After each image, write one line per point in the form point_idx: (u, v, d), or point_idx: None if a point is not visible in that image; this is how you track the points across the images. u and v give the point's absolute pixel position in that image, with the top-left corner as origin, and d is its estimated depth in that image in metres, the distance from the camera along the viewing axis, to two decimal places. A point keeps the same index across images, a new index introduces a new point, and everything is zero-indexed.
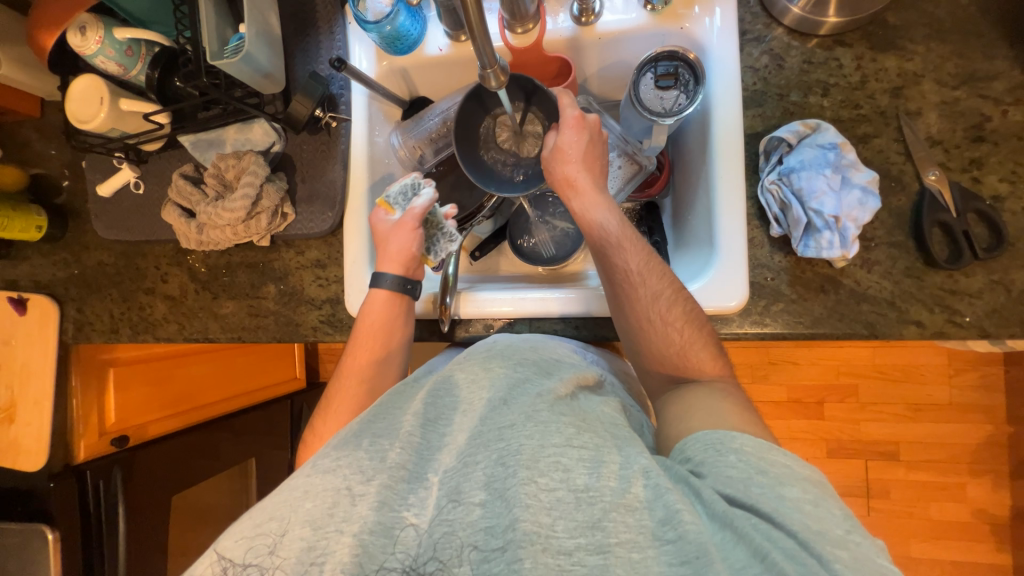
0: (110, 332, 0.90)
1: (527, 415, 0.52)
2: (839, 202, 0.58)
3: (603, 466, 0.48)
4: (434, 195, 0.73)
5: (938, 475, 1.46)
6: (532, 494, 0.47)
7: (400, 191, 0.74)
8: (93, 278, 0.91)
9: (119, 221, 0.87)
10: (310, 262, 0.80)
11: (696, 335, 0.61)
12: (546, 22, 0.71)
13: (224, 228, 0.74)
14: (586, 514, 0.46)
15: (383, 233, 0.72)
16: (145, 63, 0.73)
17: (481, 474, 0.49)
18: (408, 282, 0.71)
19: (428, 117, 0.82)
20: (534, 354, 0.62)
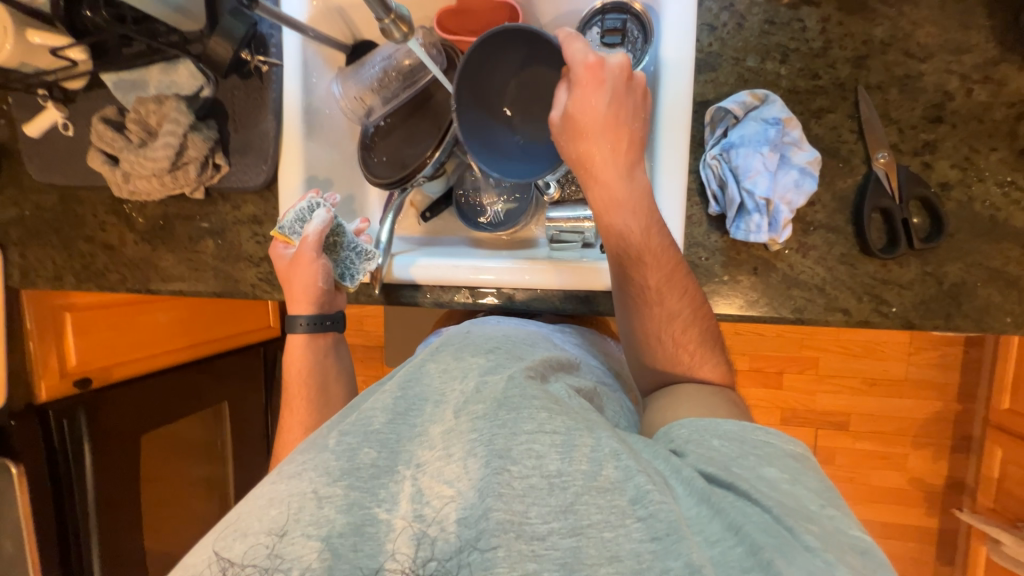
0: (55, 279, 0.89)
1: (499, 401, 0.47)
2: (772, 184, 0.56)
3: (578, 448, 0.44)
4: (329, 215, 0.71)
5: (883, 446, 1.53)
6: (514, 483, 0.42)
7: (293, 218, 0.72)
8: (32, 222, 0.89)
9: (50, 164, 0.83)
10: (247, 218, 0.78)
11: (706, 353, 0.60)
12: None
13: (150, 178, 0.71)
14: (570, 502, 0.42)
15: (287, 269, 0.74)
16: None
17: (453, 468, 0.44)
18: (324, 318, 0.76)
19: (369, 65, 0.74)
20: (510, 345, 0.59)
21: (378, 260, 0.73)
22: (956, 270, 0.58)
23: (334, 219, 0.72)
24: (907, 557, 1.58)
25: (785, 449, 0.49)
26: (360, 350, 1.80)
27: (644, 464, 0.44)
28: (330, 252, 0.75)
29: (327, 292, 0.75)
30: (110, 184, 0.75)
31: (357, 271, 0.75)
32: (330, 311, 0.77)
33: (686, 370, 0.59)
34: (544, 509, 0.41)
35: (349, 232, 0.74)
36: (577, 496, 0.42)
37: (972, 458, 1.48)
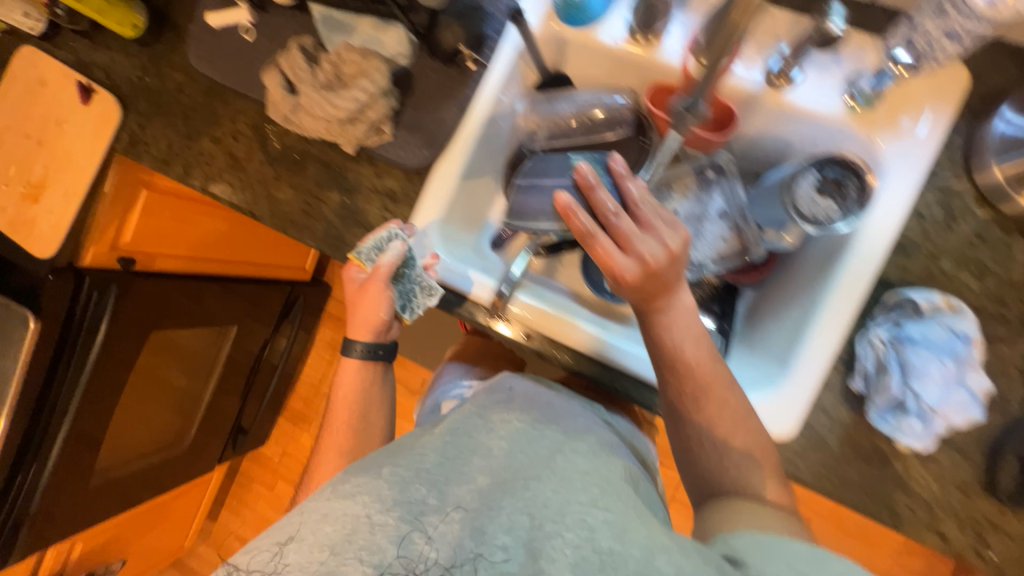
0: (162, 163, 0.85)
1: (552, 469, 0.54)
2: (942, 397, 0.57)
3: (623, 526, 0.47)
4: (402, 247, 0.70)
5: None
6: (556, 549, 0.46)
7: (372, 245, 0.71)
8: (166, 99, 0.86)
9: (214, 56, 0.82)
10: (383, 190, 0.76)
11: (753, 467, 0.57)
12: (735, 66, 0.65)
13: (319, 120, 0.69)
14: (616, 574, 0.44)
15: (357, 293, 0.75)
16: None
17: (507, 517, 0.49)
18: (379, 349, 0.78)
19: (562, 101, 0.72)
20: (570, 423, 0.65)
21: (439, 297, 0.72)
22: None
23: (407, 252, 0.71)
24: None
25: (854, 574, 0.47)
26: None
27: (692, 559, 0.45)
28: (398, 283, 0.73)
29: (384, 324, 0.76)
30: (272, 107, 0.73)
31: (416, 305, 0.74)
32: (384, 341, 0.78)
33: (732, 485, 0.57)
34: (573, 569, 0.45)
35: (418, 265, 0.72)
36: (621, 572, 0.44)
37: None
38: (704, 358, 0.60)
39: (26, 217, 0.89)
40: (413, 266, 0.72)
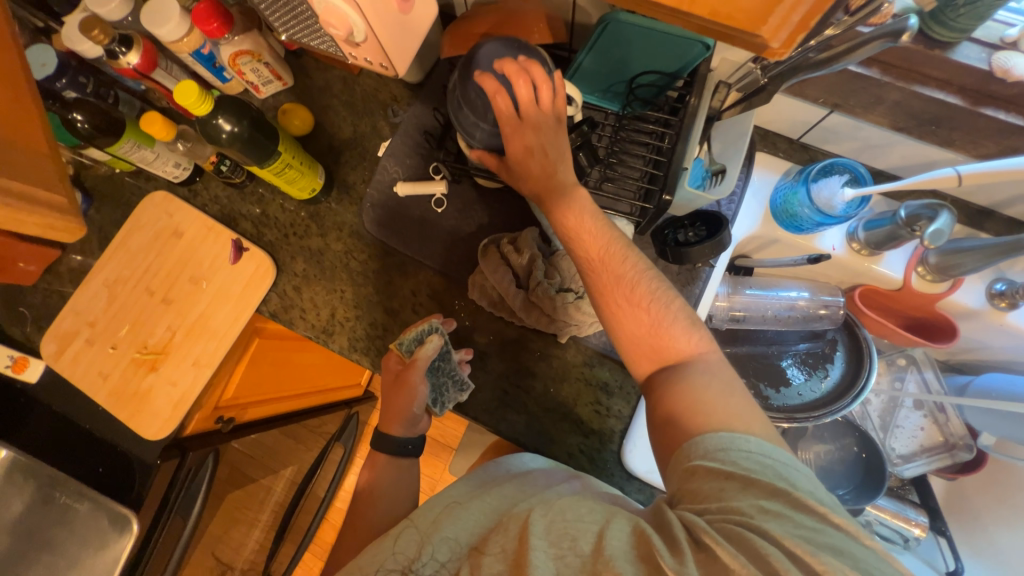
0: (324, 334, 0.77)
1: (543, 502, 0.48)
2: None
3: (555, 516, 0.45)
4: (438, 337, 0.66)
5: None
6: (505, 546, 0.45)
7: (412, 337, 0.68)
8: (330, 262, 0.79)
9: (396, 224, 0.77)
10: (595, 381, 0.71)
11: (667, 311, 0.53)
12: (958, 287, 0.68)
13: (548, 317, 0.66)
14: (569, 559, 0.41)
15: (389, 385, 0.69)
16: None
17: (502, 544, 0.45)
18: (411, 443, 0.69)
19: (773, 299, 0.74)
20: (510, 480, 0.57)
21: (469, 391, 0.70)
22: None
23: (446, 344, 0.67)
24: None
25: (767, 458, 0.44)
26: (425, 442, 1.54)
27: (559, 521, 0.44)
28: (431, 374, 0.69)
29: (414, 418, 0.69)
30: (481, 287, 0.70)
31: (447, 400, 0.70)
32: (413, 434, 0.69)
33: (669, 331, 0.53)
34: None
35: (451, 357, 0.69)
36: (539, 546, 0.42)
37: None
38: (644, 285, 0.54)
39: (141, 389, 0.76)
40: (448, 359, 0.69)
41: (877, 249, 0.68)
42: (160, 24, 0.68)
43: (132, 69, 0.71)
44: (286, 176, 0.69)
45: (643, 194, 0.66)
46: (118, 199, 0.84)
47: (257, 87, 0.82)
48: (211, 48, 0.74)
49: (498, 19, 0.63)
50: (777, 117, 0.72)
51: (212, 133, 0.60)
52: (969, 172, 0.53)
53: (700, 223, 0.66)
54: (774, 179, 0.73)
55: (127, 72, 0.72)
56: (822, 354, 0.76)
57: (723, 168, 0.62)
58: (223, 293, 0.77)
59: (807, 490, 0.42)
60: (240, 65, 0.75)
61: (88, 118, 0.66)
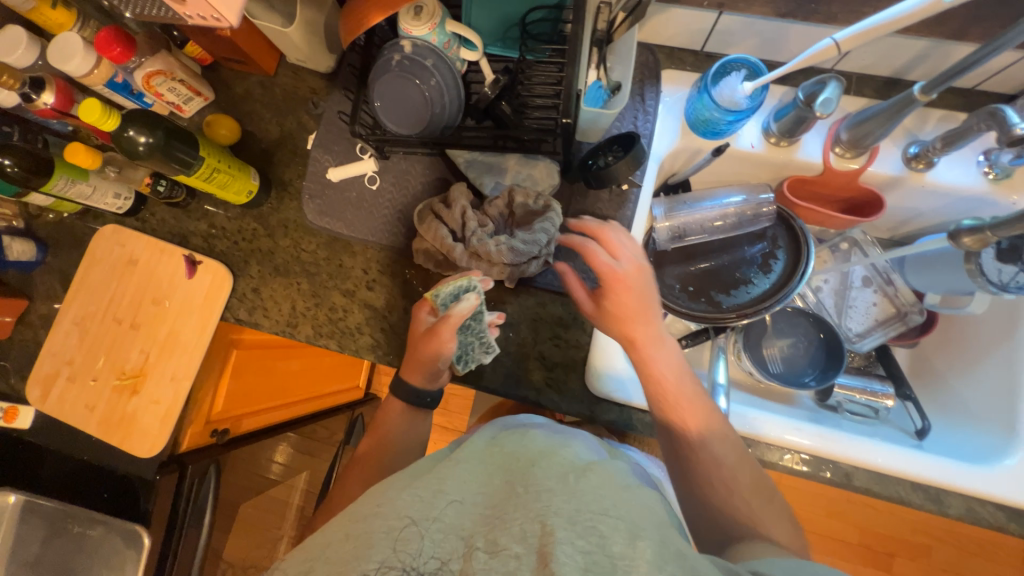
0: (289, 327, 0.79)
1: (565, 484, 0.41)
2: None
3: (578, 507, 0.39)
4: (477, 302, 0.63)
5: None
6: (525, 530, 0.37)
7: (449, 292, 0.66)
8: (283, 260, 0.82)
9: (336, 209, 0.80)
10: (550, 318, 0.74)
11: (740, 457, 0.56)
12: (876, 157, 0.70)
13: (488, 263, 0.69)
14: (598, 557, 0.35)
15: (419, 335, 0.67)
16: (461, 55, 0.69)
17: (522, 523, 0.37)
18: (429, 398, 0.71)
19: (706, 206, 0.76)
20: (520, 450, 0.49)
21: (494, 354, 0.70)
22: None
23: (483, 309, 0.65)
24: None
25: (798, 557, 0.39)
26: (434, 430, 1.56)
27: (582, 515, 0.38)
28: (461, 332, 0.67)
29: (438, 372, 0.68)
30: (424, 251, 0.72)
31: (472, 359, 0.70)
32: (431, 387, 0.70)
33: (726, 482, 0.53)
34: (585, 574, 0.34)
35: (484, 319, 0.67)
36: (565, 538, 0.36)
37: None
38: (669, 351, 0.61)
39: (126, 413, 0.79)
40: (480, 319, 0.67)
41: (792, 137, 0.70)
42: (66, 60, 0.70)
43: (50, 109, 0.73)
44: (217, 182, 0.72)
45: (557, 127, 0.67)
46: (73, 241, 0.87)
47: (179, 106, 0.83)
48: (124, 76, 0.75)
49: None
50: (673, 32, 0.74)
51: (129, 147, 0.62)
52: (845, 37, 0.54)
53: (617, 145, 0.69)
54: (683, 91, 0.75)
55: (46, 113, 0.75)
56: (759, 256, 0.79)
57: (619, 87, 0.64)
58: (181, 307, 0.80)
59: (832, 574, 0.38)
60: (155, 86, 0.77)
61: (16, 161, 0.68)
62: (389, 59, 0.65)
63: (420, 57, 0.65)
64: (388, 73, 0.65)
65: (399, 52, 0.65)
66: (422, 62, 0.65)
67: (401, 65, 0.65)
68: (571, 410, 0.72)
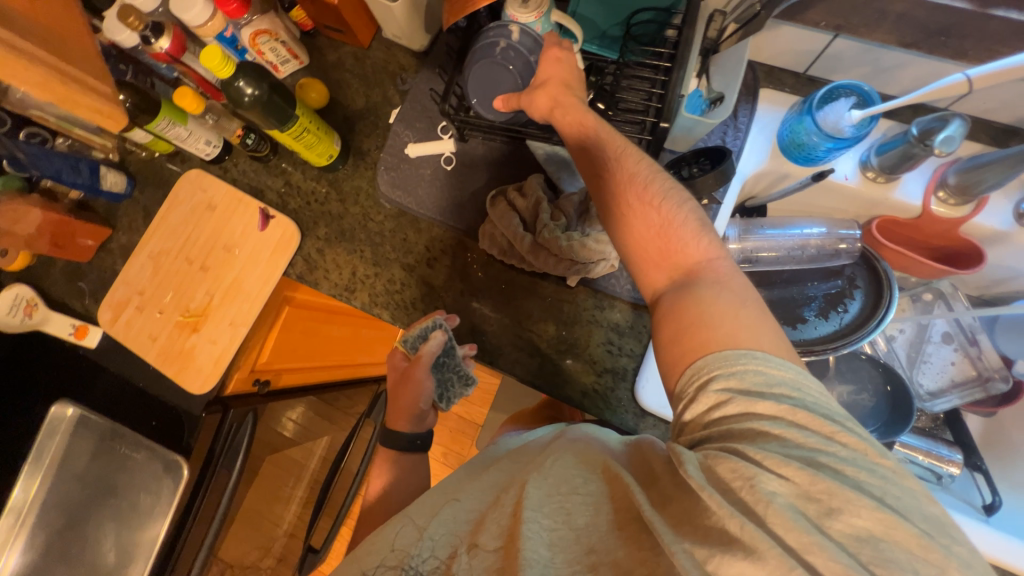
0: (346, 291, 0.81)
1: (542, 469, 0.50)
2: None
3: (550, 489, 0.47)
4: (444, 338, 0.69)
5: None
6: (500, 524, 0.46)
7: (417, 333, 0.71)
8: (350, 225, 0.83)
9: (408, 184, 0.81)
10: (606, 323, 0.73)
11: (678, 217, 0.51)
12: (983, 208, 0.66)
13: (555, 258, 0.68)
14: (563, 531, 0.44)
15: (396, 380, 0.74)
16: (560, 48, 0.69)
17: (498, 522, 0.47)
18: (419, 438, 0.74)
19: (787, 235, 0.72)
20: (511, 453, 0.58)
21: (473, 385, 0.74)
22: None
23: (451, 341, 0.70)
24: None
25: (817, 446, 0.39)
26: (454, 420, 1.56)
27: (552, 497, 0.46)
28: (438, 370, 0.73)
29: (422, 412, 0.73)
30: (491, 236, 0.72)
31: (454, 394, 0.75)
32: (421, 429, 0.75)
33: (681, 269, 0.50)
34: (547, 546, 0.43)
35: (456, 352, 0.71)
36: (533, 517, 0.45)
37: None
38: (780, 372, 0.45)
39: (185, 348, 0.83)
40: (456, 355, 0.72)
41: (892, 174, 0.66)
42: (187, 9, 0.73)
43: (164, 54, 0.77)
44: (305, 142, 0.74)
45: (647, 130, 0.65)
46: (159, 181, 0.91)
47: (276, 67, 0.87)
48: (233, 31, 0.78)
49: None
50: (779, 51, 0.71)
51: (235, 96, 0.65)
52: (981, 74, 0.51)
53: (704, 159, 0.67)
54: (779, 112, 0.72)
55: (159, 57, 0.78)
56: (834, 294, 0.75)
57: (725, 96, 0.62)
58: (249, 255, 0.83)
59: (852, 473, 0.37)
60: (259, 44, 0.80)
61: (129, 98, 0.71)
62: (491, 46, 0.64)
63: (522, 52, 0.64)
64: (486, 62, 0.65)
65: (506, 37, 0.63)
66: (524, 59, 0.64)
67: (506, 57, 0.64)
68: (614, 419, 0.70)
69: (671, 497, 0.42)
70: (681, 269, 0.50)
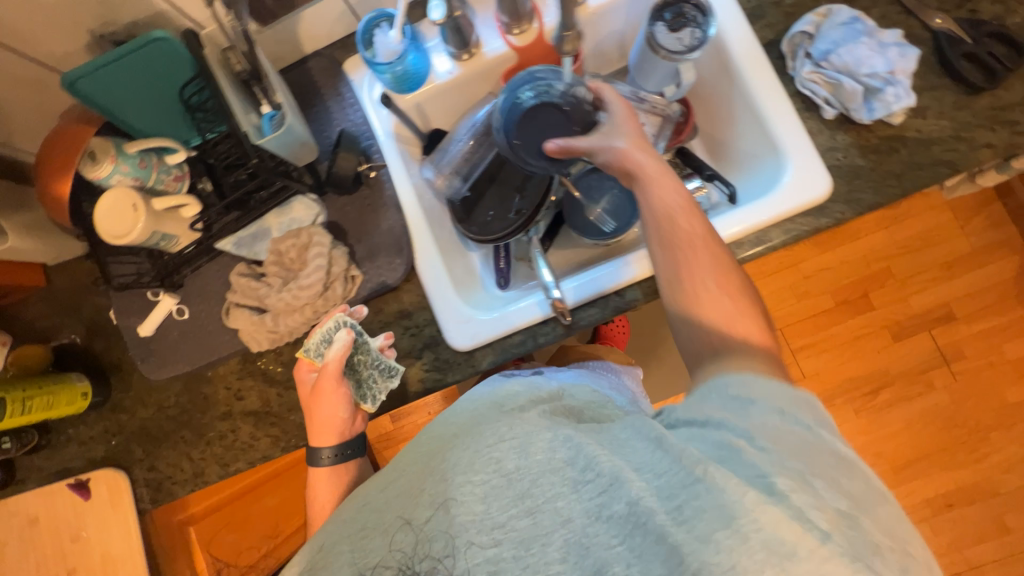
0: (197, 476, 0.80)
1: (488, 428, 0.53)
2: (888, 60, 0.64)
3: (478, 449, 0.51)
4: (350, 336, 0.65)
5: (966, 424, 1.46)
6: (432, 494, 0.50)
7: (318, 340, 0.66)
8: (156, 427, 0.82)
9: (170, 355, 0.80)
10: (394, 316, 0.76)
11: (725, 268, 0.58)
12: (543, 16, 0.76)
13: (300, 310, 0.70)
14: (497, 480, 0.49)
15: (308, 396, 0.67)
16: (159, 170, 0.72)
17: (429, 492, 0.50)
18: (347, 448, 0.66)
19: (454, 143, 0.81)
20: (431, 427, 0.60)
21: (399, 374, 0.71)
22: None
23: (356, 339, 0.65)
24: None
25: (784, 407, 0.47)
26: None
27: (502, 468, 0.50)
28: (352, 373, 0.68)
29: (348, 419, 0.67)
30: (250, 342, 0.73)
31: (377, 390, 0.69)
32: None
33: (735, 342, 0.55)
34: (480, 500, 0.49)
35: (371, 347, 0.69)
36: (472, 478, 0.50)
37: None
38: (753, 328, 0.56)
39: None
40: (368, 348, 0.69)
41: (470, 46, 0.76)
42: None
43: None
44: (43, 405, 0.74)
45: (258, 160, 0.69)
46: None
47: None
48: None
49: (49, 139, 0.67)
50: (323, 27, 0.77)
51: None
52: None
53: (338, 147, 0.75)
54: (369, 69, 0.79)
55: None
56: None
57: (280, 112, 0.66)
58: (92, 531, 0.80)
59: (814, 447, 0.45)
60: None
61: None
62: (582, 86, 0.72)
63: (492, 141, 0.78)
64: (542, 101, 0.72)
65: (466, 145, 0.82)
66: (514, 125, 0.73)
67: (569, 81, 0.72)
68: (459, 377, 0.74)
69: (619, 446, 0.49)
70: (742, 302, 0.57)
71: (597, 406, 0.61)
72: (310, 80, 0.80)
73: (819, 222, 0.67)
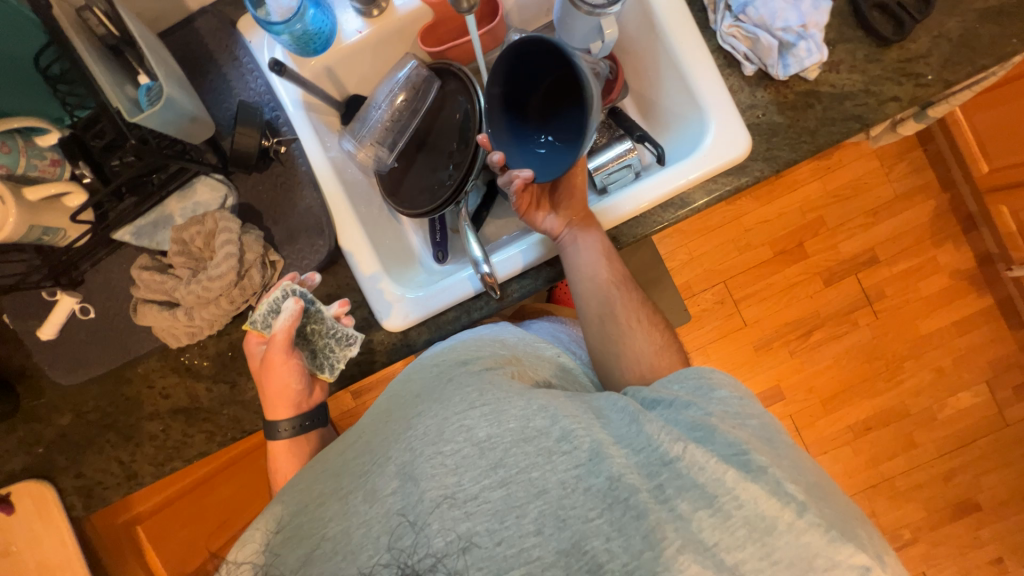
0: (130, 479, 0.77)
1: (463, 395, 0.51)
2: (801, 12, 0.64)
3: (447, 417, 0.49)
4: (298, 303, 0.62)
5: (888, 357, 1.54)
6: (398, 464, 0.47)
7: (265, 310, 0.64)
8: (77, 433, 0.76)
9: (78, 358, 0.73)
10: (323, 299, 0.74)
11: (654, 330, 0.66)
12: None
13: (216, 302, 0.66)
14: (470, 450, 0.47)
15: (258, 369, 0.65)
16: (26, 155, 0.62)
17: (395, 461, 0.48)
18: (306, 420, 0.66)
19: (372, 110, 0.74)
20: (398, 395, 0.58)
21: (358, 342, 0.67)
22: (955, 23, 0.66)
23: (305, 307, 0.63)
24: (986, 341, 1.53)
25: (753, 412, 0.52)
26: None
27: (473, 439, 0.47)
28: (307, 343, 0.67)
29: (303, 390, 0.65)
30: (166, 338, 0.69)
31: (334, 358, 0.67)
32: None
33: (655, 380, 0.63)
34: (453, 471, 0.46)
35: (327, 316, 0.66)
36: (446, 447, 0.47)
37: (986, 231, 1.49)
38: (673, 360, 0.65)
39: None
40: (323, 317, 0.66)
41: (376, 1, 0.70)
42: None
43: None
44: None
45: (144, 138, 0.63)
46: None
47: None
48: None
49: None
50: None
51: None
52: None
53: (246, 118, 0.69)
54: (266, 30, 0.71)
55: None
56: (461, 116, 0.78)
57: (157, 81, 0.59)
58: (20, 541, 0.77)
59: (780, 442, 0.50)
60: None
61: None
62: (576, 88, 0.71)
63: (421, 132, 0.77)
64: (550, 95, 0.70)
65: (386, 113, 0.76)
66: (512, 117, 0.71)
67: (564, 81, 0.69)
68: (396, 356, 0.73)
69: (598, 419, 0.50)
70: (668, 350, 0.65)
71: (560, 375, 0.62)
72: (200, 42, 0.71)
73: (740, 183, 0.69)
